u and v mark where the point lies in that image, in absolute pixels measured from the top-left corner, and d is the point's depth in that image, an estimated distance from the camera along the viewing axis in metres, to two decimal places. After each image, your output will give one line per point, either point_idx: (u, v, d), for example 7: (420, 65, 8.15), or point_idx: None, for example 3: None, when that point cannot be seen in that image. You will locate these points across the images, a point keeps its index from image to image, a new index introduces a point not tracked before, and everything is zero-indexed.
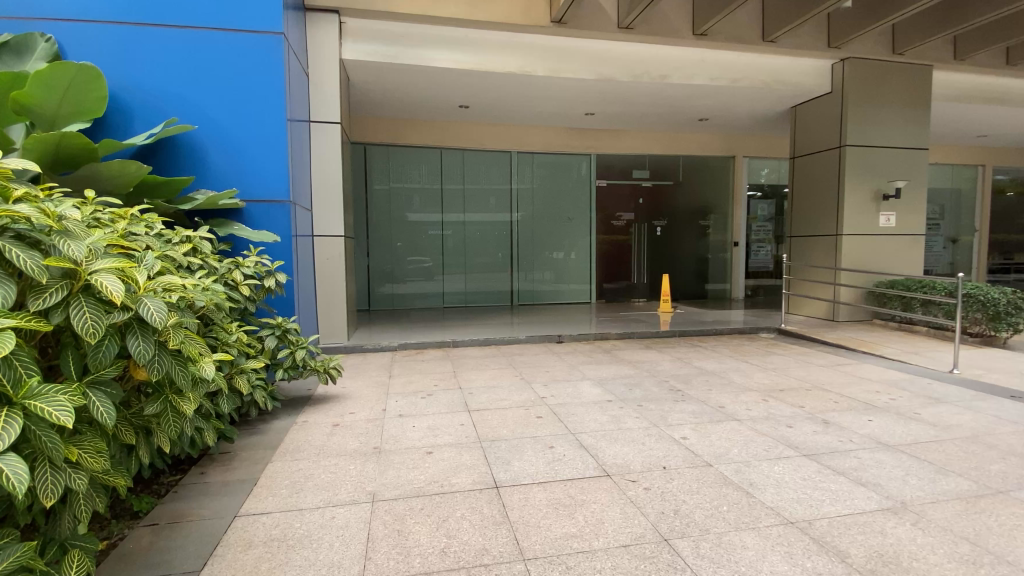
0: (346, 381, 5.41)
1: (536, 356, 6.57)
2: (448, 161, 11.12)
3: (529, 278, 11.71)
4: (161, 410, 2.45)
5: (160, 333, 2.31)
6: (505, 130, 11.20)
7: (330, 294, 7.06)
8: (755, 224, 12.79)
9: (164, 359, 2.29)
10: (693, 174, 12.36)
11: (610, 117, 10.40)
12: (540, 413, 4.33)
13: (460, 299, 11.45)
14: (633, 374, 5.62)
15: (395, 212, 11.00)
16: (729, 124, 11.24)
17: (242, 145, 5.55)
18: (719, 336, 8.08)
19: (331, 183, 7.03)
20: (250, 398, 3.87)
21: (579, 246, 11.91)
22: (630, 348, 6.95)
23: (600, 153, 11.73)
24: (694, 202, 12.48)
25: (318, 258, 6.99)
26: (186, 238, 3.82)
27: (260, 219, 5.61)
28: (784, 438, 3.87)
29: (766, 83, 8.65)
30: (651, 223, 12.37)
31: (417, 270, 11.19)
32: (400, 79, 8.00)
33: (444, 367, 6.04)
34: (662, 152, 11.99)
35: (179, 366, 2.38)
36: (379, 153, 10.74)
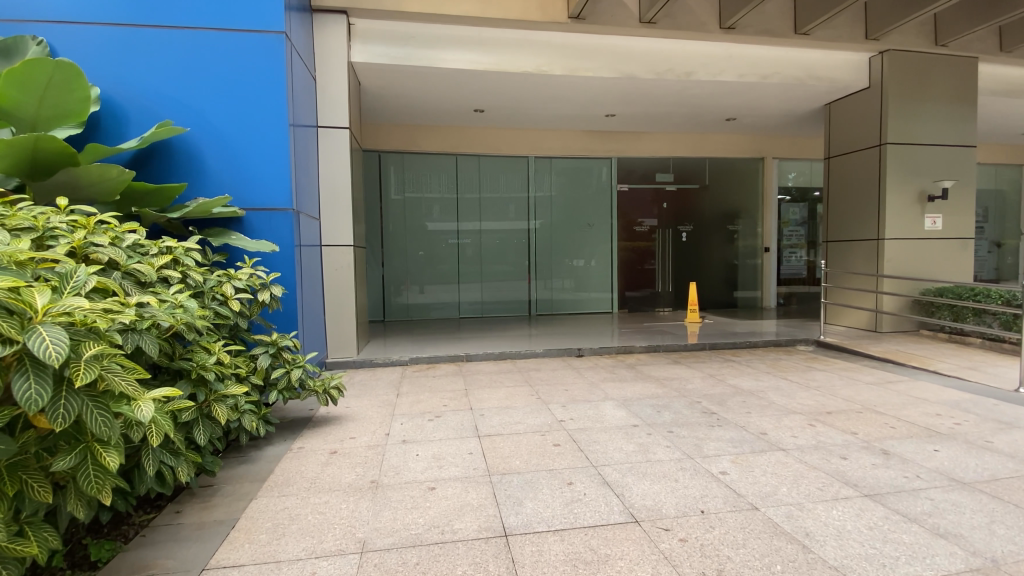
0: (350, 401, 5.04)
1: (555, 372, 6.13)
2: (463, 168, 10.78)
3: (548, 287, 11.28)
4: (87, 463, 2.07)
5: (70, 368, 1.94)
6: (522, 134, 10.83)
7: (339, 306, 6.72)
8: (785, 229, 12.17)
9: (76, 401, 1.93)
10: (719, 177, 11.81)
11: (632, 119, 9.94)
12: (558, 441, 3.89)
13: (477, 309, 11.07)
14: (662, 393, 5.14)
15: (409, 220, 10.69)
16: (757, 124, 10.69)
17: (241, 149, 5.25)
18: (752, 349, 7.54)
19: (339, 190, 6.69)
20: (237, 425, 3.51)
21: (600, 253, 11.45)
22: (656, 363, 6.46)
23: (621, 157, 11.27)
24: (721, 206, 11.92)
25: (326, 268, 6.66)
26: (166, 249, 3.51)
27: (260, 228, 5.28)
28: (840, 474, 3.36)
29: (800, 79, 8.13)
30: (676, 228, 11.83)
31: (432, 279, 10.85)
32: (411, 82, 7.68)
33: (456, 384, 5.64)
34: (687, 155, 11.49)
35: (101, 408, 2.01)
36: (393, 160, 10.46)
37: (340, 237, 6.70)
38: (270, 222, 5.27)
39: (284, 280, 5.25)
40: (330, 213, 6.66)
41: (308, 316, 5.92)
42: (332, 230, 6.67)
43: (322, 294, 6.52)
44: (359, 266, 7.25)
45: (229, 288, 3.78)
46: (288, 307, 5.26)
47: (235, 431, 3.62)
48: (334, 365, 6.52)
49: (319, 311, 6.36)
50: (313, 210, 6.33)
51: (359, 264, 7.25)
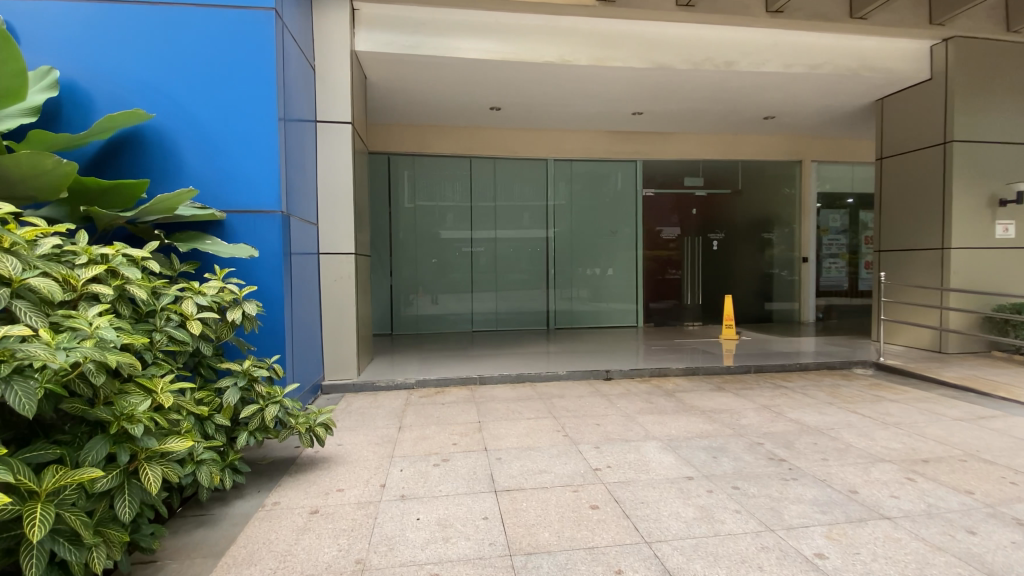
0: (344, 437, 4.28)
1: (582, 400, 5.31)
2: (478, 171, 10.06)
3: (568, 298, 10.49)
4: None
5: None
6: (541, 134, 10.07)
7: (338, 322, 5.98)
8: (825, 237, 11.25)
9: None
10: (754, 181, 10.95)
11: (661, 118, 9.16)
12: (596, 503, 3.08)
13: (491, 322, 10.30)
14: (714, 432, 4.31)
15: (419, 226, 9.96)
16: (797, 123, 9.83)
17: (223, 144, 4.55)
18: (803, 372, 6.66)
19: (340, 192, 5.97)
20: (192, 478, 2.78)
21: (623, 262, 10.63)
22: (698, 391, 5.61)
23: (647, 160, 10.46)
24: (756, 212, 11.05)
25: (323, 279, 5.92)
26: (103, 258, 2.79)
27: (245, 234, 4.51)
28: (977, 560, 2.53)
29: (854, 70, 7.28)
30: (706, 235, 10.95)
31: (444, 289, 10.11)
32: (422, 75, 6.98)
33: (469, 414, 4.86)
34: (719, 157, 10.64)
35: None
36: (402, 162, 9.77)
37: (341, 245, 5.97)
38: (255, 226, 4.53)
39: (269, 295, 4.51)
40: (328, 217, 5.94)
41: (301, 336, 5.19)
42: (330, 237, 5.94)
43: (318, 309, 5.80)
44: (362, 278, 6.52)
45: (186, 306, 3.05)
46: (274, 326, 4.52)
47: (189, 486, 2.88)
48: (332, 388, 5.80)
49: (314, 328, 5.62)
50: (309, 214, 5.61)
51: (363, 276, 6.53)
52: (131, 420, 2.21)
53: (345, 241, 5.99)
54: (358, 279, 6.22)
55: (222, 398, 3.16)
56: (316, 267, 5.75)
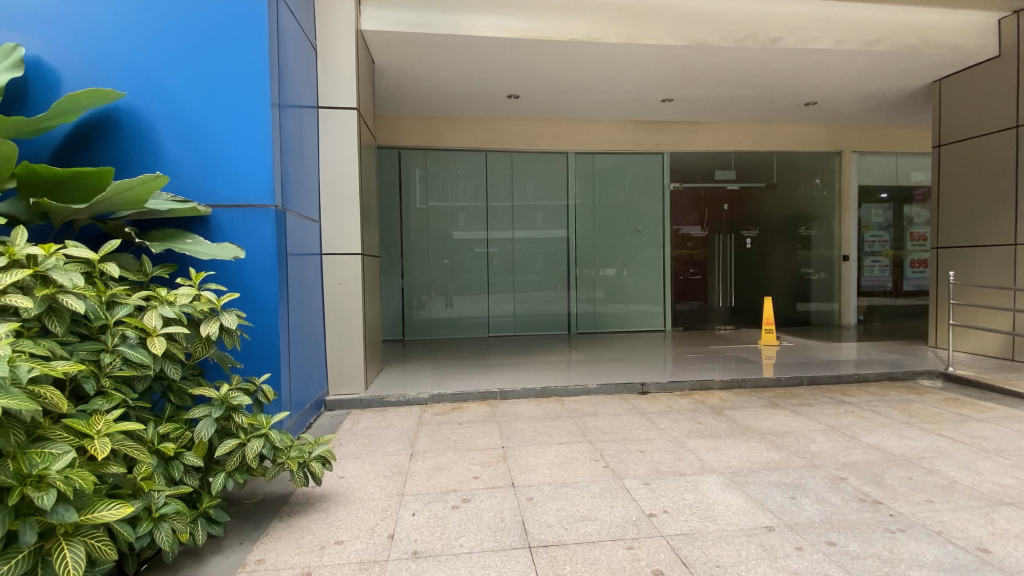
0: (348, 468, 3.67)
1: (619, 419, 4.66)
2: (494, 165, 9.44)
3: (590, 301, 9.83)
4: None
5: None
6: (561, 126, 9.39)
7: (343, 331, 5.36)
8: (867, 234, 10.48)
9: None
10: (789, 174, 10.21)
11: (691, 105, 8.49)
12: (659, 566, 2.43)
13: (508, 327, 9.68)
14: (783, 464, 3.64)
15: (431, 225, 9.36)
16: (840, 110, 9.08)
17: (209, 129, 3.96)
18: (862, 385, 5.94)
19: (345, 187, 5.36)
20: (147, 540, 2.19)
21: (650, 262, 9.94)
22: (751, 409, 4.93)
23: (676, 152, 9.77)
24: (791, 208, 10.31)
25: (327, 283, 5.31)
26: (32, 260, 2.21)
27: (232, 232, 3.91)
28: None
29: (913, 46, 6.54)
30: (738, 233, 10.18)
31: (458, 291, 9.50)
32: (435, 56, 6.36)
33: (490, 437, 4.23)
34: (752, 148, 9.91)
35: None
36: (414, 158, 9.19)
37: (346, 246, 5.36)
38: (245, 223, 3.92)
39: (261, 303, 3.90)
40: (331, 214, 5.33)
41: (300, 348, 4.57)
42: (334, 237, 5.33)
43: (321, 317, 5.19)
44: (371, 282, 5.91)
45: (148, 320, 2.45)
46: (268, 339, 3.91)
47: (148, 548, 2.29)
48: (338, 404, 5.20)
49: (316, 338, 5.01)
50: (309, 211, 5.00)
51: (371, 279, 5.92)
52: (39, 485, 1.66)
53: (351, 241, 5.37)
54: (366, 283, 5.61)
55: (194, 431, 2.56)
56: (318, 270, 5.15)
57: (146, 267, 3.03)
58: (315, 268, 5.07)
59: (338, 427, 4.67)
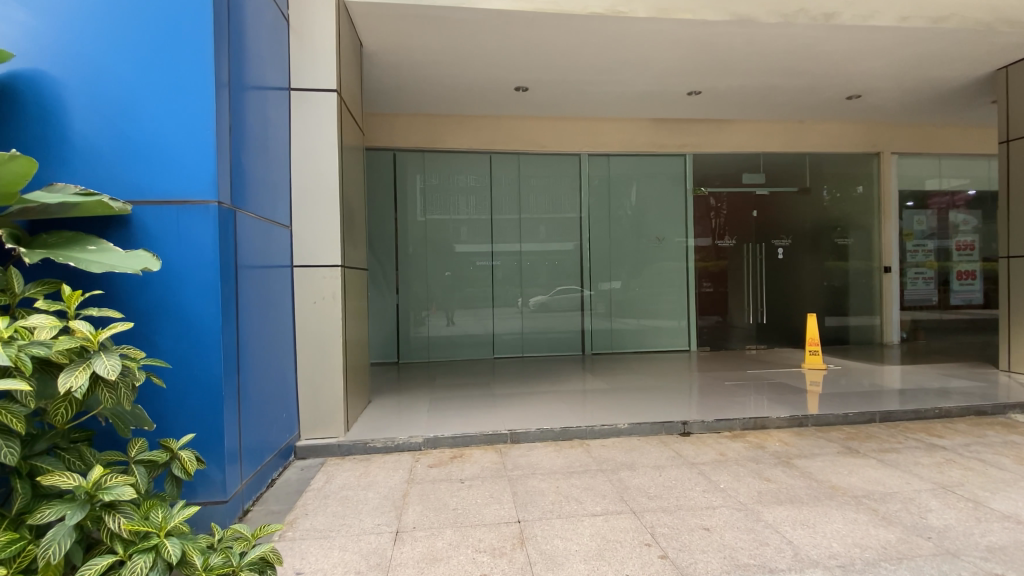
0: (310, 559, 2.67)
1: (664, 475, 3.68)
2: (499, 168, 8.53)
3: (607, 318, 8.86)
4: None
5: None
6: (574, 124, 8.48)
7: (317, 360, 4.36)
8: (909, 242, 9.59)
9: None
10: (824, 178, 9.30)
11: (720, 99, 7.61)
12: None
13: (516, 347, 8.70)
14: (907, 552, 2.65)
15: (429, 234, 8.42)
16: (883, 106, 8.21)
17: (133, 105, 3.02)
18: (945, 422, 4.97)
19: (321, 184, 4.41)
20: None
21: (672, 274, 8.99)
22: (828, 461, 3.94)
23: (699, 153, 8.87)
24: (826, 215, 9.37)
25: (298, 302, 4.34)
26: None
27: (161, 237, 2.96)
28: None
29: (985, 24, 5.66)
30: (769, 242, 9.22)
31: (459, 308, 8.54)
32: (433, 35, 5.46)
33: (502, 503, 3.24)
34: (784, 149, 9.02)
35: None
36: (410, 160, 8.27)
37: (323, 257, 4.39)
38: (177, 226, 2.97)
39: (197, 332, 2.95)
40: (303, 218, 4.37)
41: (256, 385, 3.61)
42: (306, 247, 4.36)
43: (289, 342, 4.22)
44: (356, 300, 4.95)
45: None
46: (207, 380, 2.95)
47: None
48: (310, 450, 4.21)
49: (281, 370, 4.04)
50: (273, 213, 4.06)
51: (356, 296, 4.96)
52: None
53: (328, 252, 4.40)
54: (348, 301, 4.62)
55: (36, 546, 1.65)
56: (285, 285, 4.20)
57: (12, 285, 2.15)
58: (280, 284, 4.12)
59: (308, 486, 3.67)
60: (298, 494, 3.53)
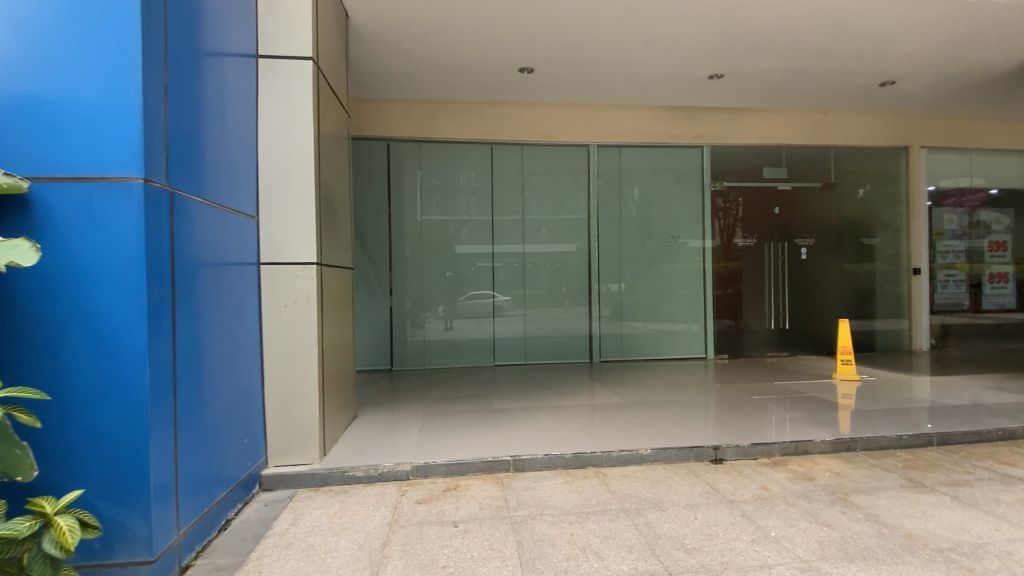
0: None
1: (701, 518, 3.04)
2: (501, 160, 7.89)
3: (617, 321, 8.22)
4: None
5: None
6: (582, 113, 7.85)
7: (287, 375, 3.71)
8: (940, 243, 8.91)
9: None
10: (850, 173, 8.66)
11: (743, 84, 6.97)
12: None
13: (518, 353, 8.07)
14: None
15: (425, 231, 7.78)
16: (917, 94, 7.58)
17: (30, 54, 2.33)
18: (1012, 445, 4.32)
19: (292, 167, 3.75)
20: None
21: (687, 276, 8.35)
22: (895, 500, 3.29)
23: (717, 145, 8.24)
24: (853, 212, 8.73)
25: (265, 306, 3.69)
26: None
27: (72, 224, 2.35)
28: None
29: None
30: (791, 241, 8.56)
31: (458, 311, 7.90)
32: (428, 3, 4.83)
33: (503, 559, 2.59)
34: (807, 142, 8.38)
35: None
36: (405, 150, 7.63)
37: (295, 254, 3.73)
38: (92, 211, 2.36)
39: (113, 345, 2.36)
40: (271, 206, 3.72)
41: (206, 407, 2.98)
42: (274, 241, 3.71)
43: (255, 352, 3.60)
44: (336, 303, 4.29)
45: None
46: (131, 406, 2.38)
47: None
48: (279, 481, 3.56)
49: (242, 387, 3.41)
50: (234, 201, 3.43)
51: (337, 298, 4.30)
52: None
53: (302, 247, 3.74)
54: (325, 303, 3.97)
55: None
56: (249, 286, 3.56)
57: None
58: (243, 284, 3.49)
59: (268, 530, 3.02)
60: (255, 541, 2.89)
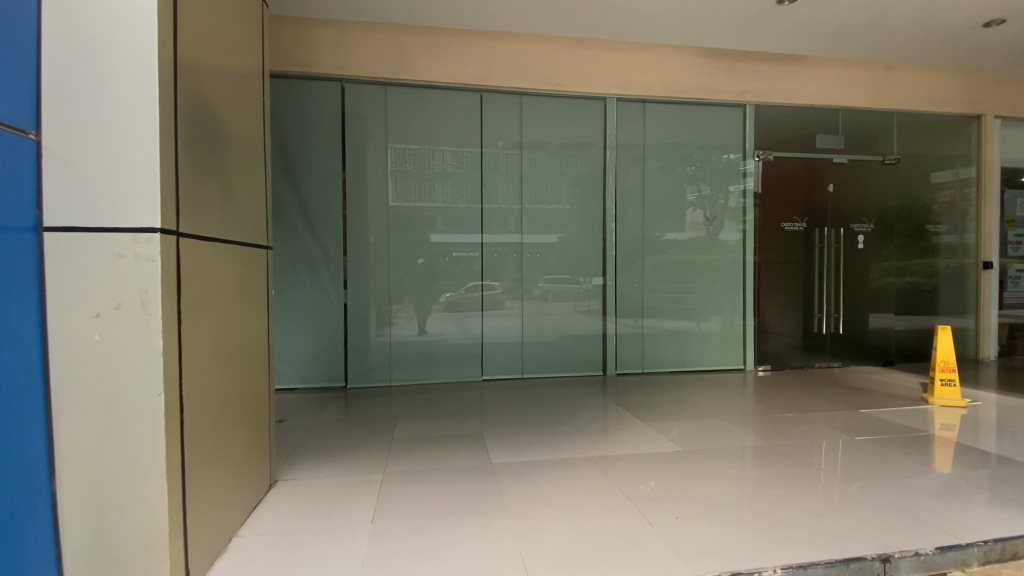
0: None
1: None
2: (493, 117, 6.14)
3: (636, 322, 6.59)
4: None
5: None
6: (598, 57, 6.12)
7: (104, 448, 1.91)
8: (1011, 232, 7.51)
9: None
10: (914, 144, 7.16)
11: (814, 18, 5.35)
12: None
13: (514, 365, 6.36)
14: None
15: (392, 205, 5.94)
16: (1014, 46, 6.09)
17: None
18: None
19: (110, 40, 1.88)
20: None
21: (720, 268, 6.77)
22: None
23: (761, 105, 6.62)
24: (916, 193, 7.22)
25: (52, 316, 1.87)
26: None
27: None
28: None
29: None
30: (847, 226, 6.98)
31: (435, 311, 6.13)
32: None
33: None
34: (868, 105, 6.83)
35: None
36: (365, 97, 5.80)
37: (113, 210, 1.87)
38: None
39: None
40: (64, 116, 1.88)
41: None
42: (68, 183, 1.86)
43: (26, 406, 1.80)
44: (223, 302, 2.45)
45: None
46: None
47: None
48: None
49: None
50: None
51: (227, 295, 2.47)
52: None
53: (131, 198, 1.88)
54: (193, 306, 2.13)
55: None
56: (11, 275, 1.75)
57: None
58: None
59: None
60: None
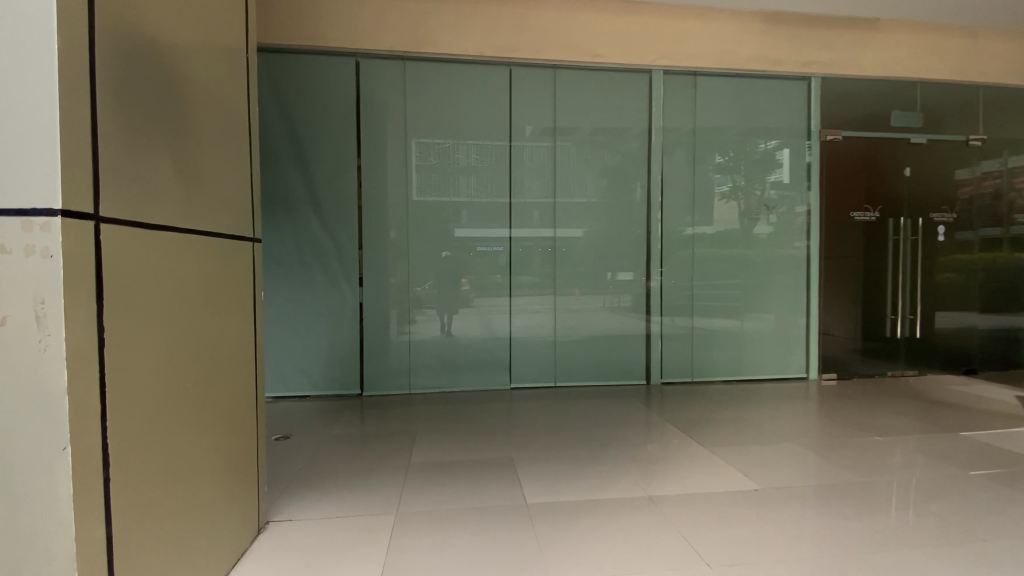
0: None
1: None
2: (524, 94, 5.49)
3: (683, 325, 5.90)
4: None
5: None
6: (644, 25, 5.41)
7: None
8: None
9: None
10: (1003, 122, 6.28)
11: None
12: None
13: (547, 371, 5.74)
14: None
15: (413, 194, 5.35)
16: None
17: None
18: None
19: None
20: None
21: (779, 263, 6.01)
22: None
23: (828, 79, 5.83)
24: (1004, 178, 6.34)
25: None
26: None
27: None
28: None
29: None
30: (926, 216, 6.15)
31: (460, 311, 5.54)
32: None
33: None
34: (952, 77, 5.97)
35: None
36: (382, 73, 5.22)
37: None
38: None
39: None
40: None
41: None
42: None
43: None
44: (183, 311, 1.87)
45: None
46: None
47: None
48: None
49: None
50: None
51: (188, 301, 1.89)
52: None
53: (16, 166, 1.29)
54: (128, 319, 1.55)
55: None
56: None
57: None
58: None
59: None
60: None
